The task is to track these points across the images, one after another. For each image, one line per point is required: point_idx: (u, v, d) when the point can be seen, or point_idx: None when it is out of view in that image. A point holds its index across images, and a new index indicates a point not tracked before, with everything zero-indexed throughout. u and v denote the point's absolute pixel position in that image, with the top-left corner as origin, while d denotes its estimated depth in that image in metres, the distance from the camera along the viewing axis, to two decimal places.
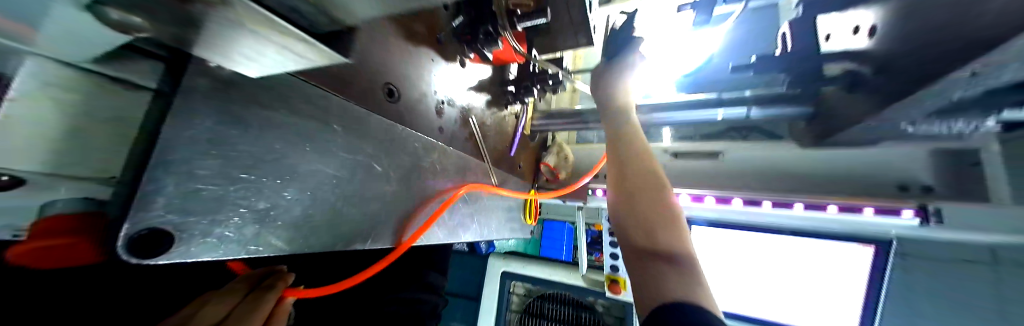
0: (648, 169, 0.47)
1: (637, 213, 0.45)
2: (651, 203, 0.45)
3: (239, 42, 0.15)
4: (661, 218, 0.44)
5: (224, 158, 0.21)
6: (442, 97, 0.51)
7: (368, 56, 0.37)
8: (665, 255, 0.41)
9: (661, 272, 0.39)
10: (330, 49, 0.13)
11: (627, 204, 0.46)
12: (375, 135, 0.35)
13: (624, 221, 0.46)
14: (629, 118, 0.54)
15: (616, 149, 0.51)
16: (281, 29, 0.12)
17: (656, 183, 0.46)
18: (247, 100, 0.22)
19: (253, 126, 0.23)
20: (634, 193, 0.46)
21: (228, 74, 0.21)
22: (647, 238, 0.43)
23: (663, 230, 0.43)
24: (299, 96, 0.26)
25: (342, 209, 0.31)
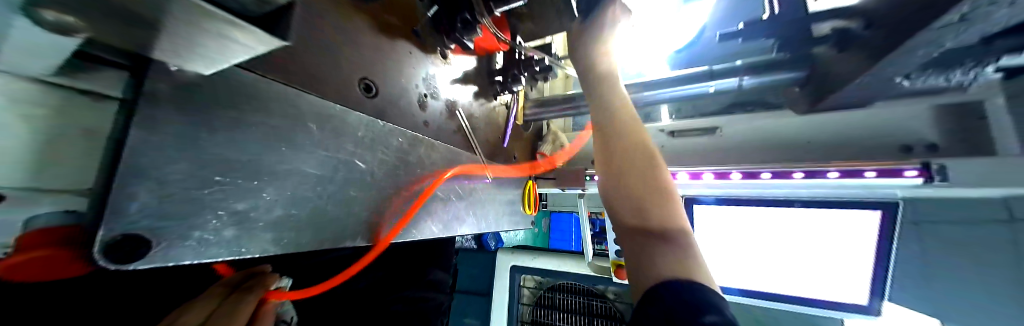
0: (638, 147, 0.46)
1: (629, 192, 0.44)
2: (644, 181, 0.44)
3: (179, 35, 0.14)
4: (654, 196, 0.43)
5: (194, 160, 0.21)
6: (423, 91, 0.50)
7: (341, 52, 0.37)
8: (659, 233, 0.41)
9: (656, 250, 0.39)
10: (265, 32, 0.13)
11: (618, 184, 0.46)
12: (355, 132, 0.35)
13: (616, 201, 0.46)
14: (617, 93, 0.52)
15: (604, 127, 0.50)
16: (206, 12, 0.11)
17: (646, 159, 0.45)
18: (215, 102, 0.22)
19: (223, 128, 0.22)
20: (625, 172, 0.45)
21: (192, 76, 0.21)
22: (641, 217, 0.42)
23: (657, 208, 0.42)
24: (269, 96, 0.26)
25: (325, 208, 0.31)
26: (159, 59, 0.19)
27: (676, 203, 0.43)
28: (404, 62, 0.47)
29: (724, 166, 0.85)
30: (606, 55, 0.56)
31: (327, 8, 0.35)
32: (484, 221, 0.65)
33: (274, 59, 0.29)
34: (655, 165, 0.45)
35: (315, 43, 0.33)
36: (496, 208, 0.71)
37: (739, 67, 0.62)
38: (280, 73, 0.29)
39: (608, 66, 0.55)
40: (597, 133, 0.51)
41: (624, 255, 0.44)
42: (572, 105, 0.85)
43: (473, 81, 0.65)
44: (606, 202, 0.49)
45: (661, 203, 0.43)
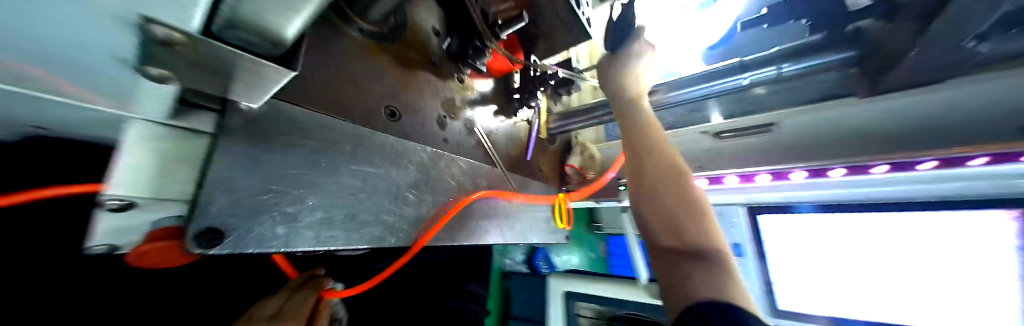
0: (676, 164, 0.44)
1: (666, 209, 0.41)
2: (684, 198, 0.41)
3: (228, 73, 0.19)
4: (695, 216, 0.39)
5: (258, 173, 0.27)
6: (443, 112, 0.56)
7: (369, 86, 0.44)
8: (704, 258, 0.36)
9: (701, 275, 0.34)
10: (253, 53, 0.16)
11: (654, 201, 0.42)
12: (381, 149, 0.40)
13: (649, 221, 0.42)
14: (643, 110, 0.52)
15: (632, 143, 0.48)
16: (218, 49, 0.15)
17: (679, 177, 0.43)
18: (275, 129, 0.29)
19: (277, 149, 0.29)
20: (663, 188, 0.42)
21: (256, 112, 0.27)
22: (683, 238, 0.38)
23: (701, 229, 0.38)
24: (313, 123, 0.33)
25: (358, 213, 0.36)
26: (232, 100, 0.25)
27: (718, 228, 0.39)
28: (423, 88, 0.53)
29: (791, 165, 0.72)
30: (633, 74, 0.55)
31: (358, 53, 0.43)
32: (513, 232, 0.66)
33: (314, 95, 0.36)
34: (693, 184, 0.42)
35: (348, 81, 0.41)
36: (523, 219, 0.71)
37: (774, 56, 0.56)
38: (319, 106, 0.37)
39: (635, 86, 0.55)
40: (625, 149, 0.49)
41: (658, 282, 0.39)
42: (595, 114, 0.84)
43: (492, 100, 0.69)
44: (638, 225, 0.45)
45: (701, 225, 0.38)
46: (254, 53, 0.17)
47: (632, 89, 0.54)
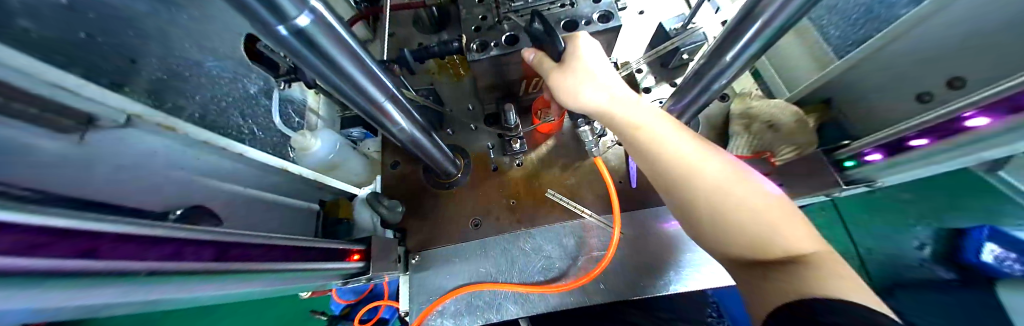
0: (703, 169, 0.36)
1: (720, 220, 0.34)
2: (733, 203, 0.33)
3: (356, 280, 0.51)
4: (761, 218, 0.32)
5: (423, 293, 0.61)
6: (511, 200, 0.68)
7: (457, 213, 0.68)
8: (790, 261, 0.30)
9: (790, 277, 0.29)
10: (335, 280, 0.45)
11: (698, 220, 0.36)
12: (472, 253, 0.63)
13: (705, 236, 0.36)
14: (634, 113, 0.42)
15: (643, 160, 0.41)
16: (328, 282, 0.45)
17: (712, 174, 0.35)
18: (425, 268, 0.62)
19: (426, 277, 0.62)
20: (699, 201, 0.35)
21: (416, 263, 0.63)
22: (762, 251, 0.32)
23: (771, 234, 0.31)
24: (436, 256, 0.63)
25: (470, 302, 0.59)
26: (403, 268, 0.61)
27: (794, 221, 0.32)
28: (491, 191, 0.69)
29: None
30: (591, 78, 0.46)
31: (446, 198, 0.69)
32: (631, 285, 0.58)
33: (433, 238, 0.65)
34: (737, 172, 0.35)
35: (447, 217, 0.67)
36: (645, 266, 0.59)
37: None
38: (438, 242, 0.65)
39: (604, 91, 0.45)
40: (641, 168, 0.42)
41: (748, 297, 0.34)
42: (712, 78, 0.53)
43: (557, 159, 0.71)
44: (699, 243, 0.39)
45: (768, 216, 0.32)
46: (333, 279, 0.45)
47: (603, 96, 0.45)
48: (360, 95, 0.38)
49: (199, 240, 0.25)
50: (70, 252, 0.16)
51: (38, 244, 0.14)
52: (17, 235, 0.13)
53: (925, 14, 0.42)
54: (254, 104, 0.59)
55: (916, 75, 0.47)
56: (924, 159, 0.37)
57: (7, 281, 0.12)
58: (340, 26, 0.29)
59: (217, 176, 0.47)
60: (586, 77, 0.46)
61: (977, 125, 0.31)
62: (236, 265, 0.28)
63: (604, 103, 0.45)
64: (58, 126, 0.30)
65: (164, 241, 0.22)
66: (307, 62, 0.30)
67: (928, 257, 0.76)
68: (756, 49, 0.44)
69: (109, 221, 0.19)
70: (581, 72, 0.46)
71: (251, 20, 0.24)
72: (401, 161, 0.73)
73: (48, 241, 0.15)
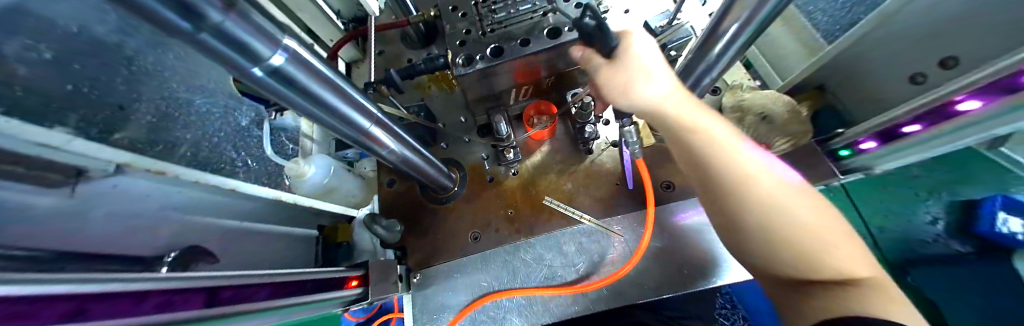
0: (765, 183, 0.34)
1: (777, 237, 0.33)
2: (792, 220, 0.32)
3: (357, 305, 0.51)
4: (820, 238, 0.32)
5: (427, 311, 0.61)
6: (509, 210, 0.68)
7: (455, 227, 0.67)
8: (839, 281, 0.31)
9: (840, 296, 0.30)
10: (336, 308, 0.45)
11: (750, 234, 0.35)
12: (474, 267, 0.63)
13: (753, 250, 0.36)
14: (697, 120, 0.40)
15: (698, 167, 0.39)
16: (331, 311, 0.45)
17: (779, 190, 0.34)
18: (427, 286, 0.62)
19: (428, 295, 0.62)
20: (755, 215, 0.34)
21: (418, 281, 0.63)
22: (815, 270, 0.31)
23: (827, 254, 0.31)
24: (438, 272, 0.63)
25: (476, 317, 0.59)
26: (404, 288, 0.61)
27: (846, 242, 0.32)
28: (489, 202, 0.69)
29: None
30: (642, 83, 0.43)
31: (444, 213, 0.69)
32: (635, 289, 0.58)
33: (434, 255, 0.65)
34: (797, 189, 0.34)
35: (446, 232, 0.67)
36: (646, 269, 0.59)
37: None
38: (439, 258, 0.64)
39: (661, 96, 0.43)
40: (692, 175, 0.40)
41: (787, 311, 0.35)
42: (700, 75, 0.53)
43: (553, 165, 0.71)
44: (741, 253, 0.38)
45: (828, 237, 0.32)
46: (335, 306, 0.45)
47: (657, 101, 0.43)
48: (346, 124, 0.38)
49: (181, 290, 0.25)
50: (62, 318, 0.16)
51: (26, 314, 0.14)
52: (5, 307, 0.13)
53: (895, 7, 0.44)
54: (245, 135, 0.60)
55: (898, 59, 0.47)
56: (920, 144, 0.37)
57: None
58: (317, 61, 0.30)
59: (213, 212, 0.47)
60: (640, 81, 0.43)
61: (969, 109, 0.31)
62: (230, 308, 0.28)
63: (662, 102, 0.43)
64: (46, 181, 0.30)
65: (151, 296, 0.22)
66: (287, 99, 0.31)
67: (944, 232, 0.64)
68: (743, 42, 0.43)
69: (95, 281, 0.19)
70: (634, 76, 0.43)
71: (224, 66, 0.24)
72: (397, 178, 0.74)
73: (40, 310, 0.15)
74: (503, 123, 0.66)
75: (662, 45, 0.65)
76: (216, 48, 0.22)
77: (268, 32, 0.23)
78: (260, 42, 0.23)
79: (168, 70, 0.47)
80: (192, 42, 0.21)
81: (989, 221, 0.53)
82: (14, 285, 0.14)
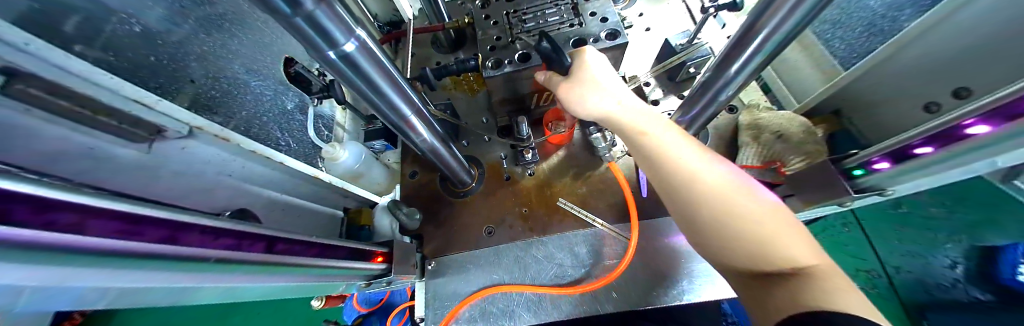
0: (708, 177, 0.35)
1: (723, 229, 0.32)
2: (735, 211, 0.32)
3: (374, 283, 0.53)
4: (763, 227, 0.31)
5: (438, 298, 0.62)
6: (523, 208, 0.70)
7: (472, 219, 0.70)
8: (792, 275, 0.29)
9: (801, 294, 0.28)
10: (358, 281, 0.48)
11: (701, 230, 0.35)
12: (486, 259, 0.65)
13: (708, 245, 0.35)
14: (640, 116, 0.42)
15: (649, 163, 0.40)
16: (355, 283, 0.48)
17: (718, 179, 0.34)
18: (440, 274, 0.64)
19: (440, 282, 0.64)
20: (703, 208, 0.34)
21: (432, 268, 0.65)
22: (765, 259, 0.30)
23: (774, 244, 0.30)
24: (451, 262, 0.65)
25: (486, 307, 0.60)
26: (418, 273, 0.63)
27: (795, 232, 0.31)
28: (504, 201, 0.71)
29: None
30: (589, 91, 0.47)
31: (459, 206, 0.72)
32: (643, 293, 0.58)
33: (449, 244, 0.67)
34: (738, 178, 0.35)
35: (462, 223, 0.69)
36: (656, 275, 0.59)
37: None
38: (453, 248, 0.67)
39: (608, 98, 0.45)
40: (647, 172, 0.40)
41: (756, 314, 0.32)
42: (716, 92, 0.56)
43: (570, 169, 0.73)
44: (703, 253, 0.37)
45: (771, 226, 0.31)
46: (357, 280, 0.48)
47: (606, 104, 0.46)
48: (389, 109, 0.42)
49: (248, 235, 0.29)
50: (147, 235, 0.20)
51: (127, 230, 0.18)
52: (105, 223, 0.17)
53: (910, 38, 0.47)
54: (290, 118, 0.65)
55: (907, 84, 0.50)
56: (928, 166, 0.39)
57: (73, 257, 0.15)
58: (378, 53, 0.34)
59: (258, 182, 0.52)
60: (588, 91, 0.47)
61: (977, 133, 0.33)
62: (280, 259, 0.32)
63: (613, 107, 0.46)
64: (126, 133, 0.34)
65: (224, 234, 0.26)
66: (348, 79, 0.34)
67: (962, 278, 0.69)
68: (759, 62, 0.46)
69: (189, 213, 0.24)
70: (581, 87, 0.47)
71: (306, 45, 0.28)
72: (419, 170, 0.77)
73: (134, 222, 0.19)
74: (525, 125, 0.69)
75: (682, 62, 0.68)
76: (304, 31, 0.26)
77: (346, 22, 0.27)
78: (339, 31, 0.27)
79: (233, 54, 0.52)
80: (287, 23, 0.25)
81: (1010, 270, 0.62)
82: (108, 201, 0.18)
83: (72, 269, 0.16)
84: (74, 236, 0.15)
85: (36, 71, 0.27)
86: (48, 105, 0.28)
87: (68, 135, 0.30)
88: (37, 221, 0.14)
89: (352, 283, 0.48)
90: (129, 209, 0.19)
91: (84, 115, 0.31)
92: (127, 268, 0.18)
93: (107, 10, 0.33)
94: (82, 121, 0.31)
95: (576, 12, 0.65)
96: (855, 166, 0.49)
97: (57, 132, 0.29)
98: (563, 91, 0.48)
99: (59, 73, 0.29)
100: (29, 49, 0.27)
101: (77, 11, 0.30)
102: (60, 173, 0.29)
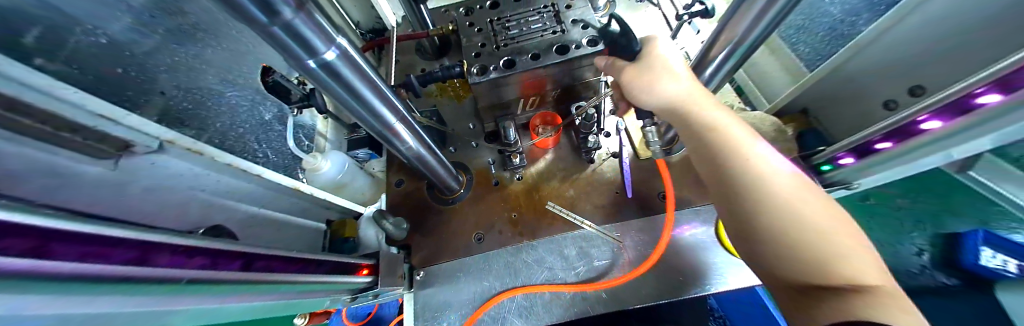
0: (783, 182, 0.35)
1: (792, 236, 0.32)
2: (806, 221, 0.32)
3: (360, 296, 0.52)
4: (835, 240, 0.31)
5: (429, 309, 0.61)
6: (513, 213, 0.70)
7: (461, 226, 0.69)
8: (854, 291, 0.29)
9: (864, 309, 0.28)
10: (342, 295, 0.46)
11: (762, 234, 0.34)
12: (476, 266, 0.64)
13: (765, 249, 0.35)
14: (710, 115, 0.42)
15: (717, 160, 0.39)
16: (340, 297, 0.47)
17: (795, 188, 0.34)
18: (430, 284, 0.63)
19: (431, 292, 0.62)
20: (775, 210, 0.34)
21: (422, 278, 0.64)
22: (830, 271, 0.30)
23: (842, 259, 0.30)
24: (442, 270, 0.64)
25: (478, 316, 0.60)
26: (406, 283, 0.62)
27: (861, 252, 0.31)
28: (493, 206, 0.71)
29: None
30: (656, 85, 0.47)
31: (447, 213, 0.71)
32: (632, 293, 0.59)
33: (439, 252, 0.66)
34: (813, 190, 0.35)
35: (451, 231, 0.69)
36: (644, 274, 0.60)
37: None
38: (442, 257, 0.66)
39: (681, 92, 0.45)
40: (710, 169, 0.40)
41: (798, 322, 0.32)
42: None
43: (556, 172, 0.74)
44: (754, 255, 0.37)
45: (843, 242, 0.31)
46: (342, 294, 0.47)
47: (674, 98, 0.45)
48: (372, 116, 0.42)
49: (222, 253, 0.28)
50: (115, 258, 0.18)
51: (88, 254, 0.17)
52: (69, 247, 0.16)
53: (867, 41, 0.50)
54: (268, 129, 0.63)
55: (880, 82, 0.52)
56: (890, 160, 0.42)
57: (47, 285, 0.14)
58: (360, 60, 0.34)
59: (234, 196, 0.50)
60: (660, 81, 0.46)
61: (932, 128, 0.36)
62: (260, 276, 0.31)
63: (679, 99, 0.45)
64: (92, 150, 0.33)
65: (196, 254, 0.25)
66: (328, 88, 0.34)
67: (929, 264, 0.71)
68: (731, 65, 0.48)
69: (157, 232, 0.23)
70: (653, 77, 0.47)
71: (284, 54, 0.28)
72: (405, 178, 0.76)
73: (97, 245, 0.18)
74: (512, 129, 0.70)
75: None
76: (283, 40, 0.25)
77: (327, 31, 0.27)
78: (320, 40, 0.27)
79: (207, 64, 0.50)
80: (265, 33, 0.24)
81: (973, 256, 0.63)
82: (71, 224, 0.17)
83: (50, 297, 0.15)
84: (44, 262, 0.14)
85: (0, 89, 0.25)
86: (10, 123, 0.26)
87: (33, 155, 0.28)
88: (10, 247, 0.13)
89: (337, 298, 0.46)
90: (91, 231, 0.18)
91: (48, 132, 0.29)
92: (102, 293, 0.17)
93: (75, 22, 0.31)
94: (47, 139, 0.29)
95: (558, 19, 0.67)
96: (824, 162, 0.52)
97: (25, 152, 0.27)
98: (632, 77, 0.48)
99: (26, 92, 0.27)
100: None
101: (39, 23, 0.28)
102: (23, 194, 0.27)
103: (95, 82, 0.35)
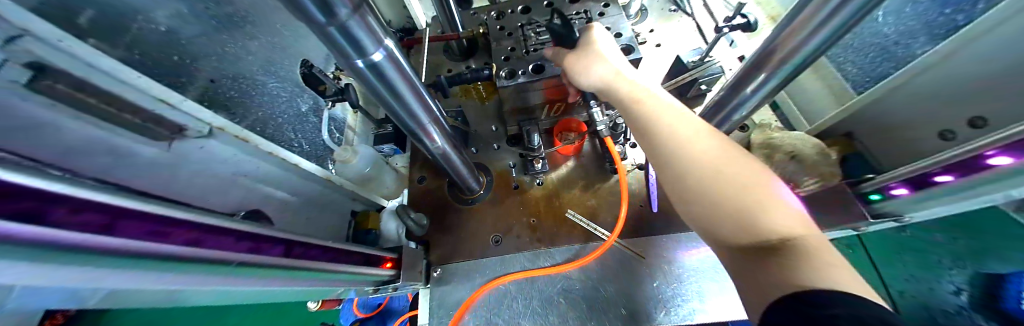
0: (699, 147, 0.33)
1: (717, 200, 0.30)
2: (727, 183, 0.30)
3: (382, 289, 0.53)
4: (758, 197, 0.29)
5: (444, 307, 0.61)
6: (532, 219, 0.69)
7: (479, 227, 0.69)
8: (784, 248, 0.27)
9: (797, 269, 0.26)
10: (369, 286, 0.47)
11: (691, 204, 0.33)
12: (492, 269, 0.64)
13: (700, 219, 0.32)
14: (635, 88, 0.42)
15: (643, 134, 0.38)
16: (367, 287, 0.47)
17: (709, 150, 0.32)
18: (447, 282, 0.63)
19: (446, 291, 0.62)
20: (696, 176, 0.32)
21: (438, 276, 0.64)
22: (758, 232, 0.28)
23: (766, 216, 0.28)
24: (459, 270, 0.64)
25: (492, 318, 0.59)
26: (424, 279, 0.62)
27: (788, 208, 0.29)
28: (513, 209, 0.71)
29: None
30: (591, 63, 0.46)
31: (466, 214, 0.71)
32: (652, 310, 0.57)
33: (455, 252, 0.67)
34: (729, 148, 0.33)
35: (467, 231, 0.69)
36: (666, 292, 0.58)
37: None
38: (459, 256, 0.66)
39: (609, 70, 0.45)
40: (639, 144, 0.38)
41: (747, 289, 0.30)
42: (730, 111, 0.57)
43: (578, 180, 0.73)
44: (694, 227, 0.34)
45: (763, 197, 0.29)
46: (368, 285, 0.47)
47: (605, 76, 0.45)
48: (408, 115, 0.42)
49: (267, 239, 0.29)
50: (176, 239, 0.19)
51: (154, 231, 0.18)
52: (141, 223, 0.17)
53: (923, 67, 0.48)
54: (304, 120, 0.65)
55: (935, 110, 0.49)
56: (951, 194, 0.39)
57: (116, 256, 0.16)
58: (403, 61, 0.34)
59: (270, 182, 0.52)
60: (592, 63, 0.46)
61: (999, 164, 0.33)
62: (300, 264, 0.32)
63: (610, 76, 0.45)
64: (146, 132, 0.35)
65: (246, 240, 0.26)
66: (371, 87, 0.35)
67: (967, 305, 0.61)
68: (776, 83, 0.46)
69: (217, 217, 0.24)
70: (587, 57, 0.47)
71: (335, 53, 0.28)
72: (428, 175, 0.77)
73: (163, 224, 0.19)
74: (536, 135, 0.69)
75: (694, 78, 0.64)
76: (336, 40, 0.26)
77: (377, 33, 0.28)
78: (370, 41, 0.27)
79: (252, 54, 0.53)
80: (321, 32, 0.25)
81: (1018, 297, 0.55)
82: (145, 204, 0.18)
83: (108, 270, 0.15)
84: (111, 237, 0.15)
85: (69, 69, 0.28)
86: (76, 101, 0.29)
87: (89, 133, 0.30)
88: (74, 223, 0.14)
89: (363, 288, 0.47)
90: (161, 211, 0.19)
91: (111, 114, 0.32)
92: (157, 269, 0.18)
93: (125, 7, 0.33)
94: (107, 120, 0.32)
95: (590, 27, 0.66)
96: (873, 191, 0.49)
97: (76, 129, 0.29)
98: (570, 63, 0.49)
99: (87, 71, 0.30)
100: (63, 45, 0.28)
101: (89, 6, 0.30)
102: (82, 168, 0.30)
103: (152, 67, 0.37)
